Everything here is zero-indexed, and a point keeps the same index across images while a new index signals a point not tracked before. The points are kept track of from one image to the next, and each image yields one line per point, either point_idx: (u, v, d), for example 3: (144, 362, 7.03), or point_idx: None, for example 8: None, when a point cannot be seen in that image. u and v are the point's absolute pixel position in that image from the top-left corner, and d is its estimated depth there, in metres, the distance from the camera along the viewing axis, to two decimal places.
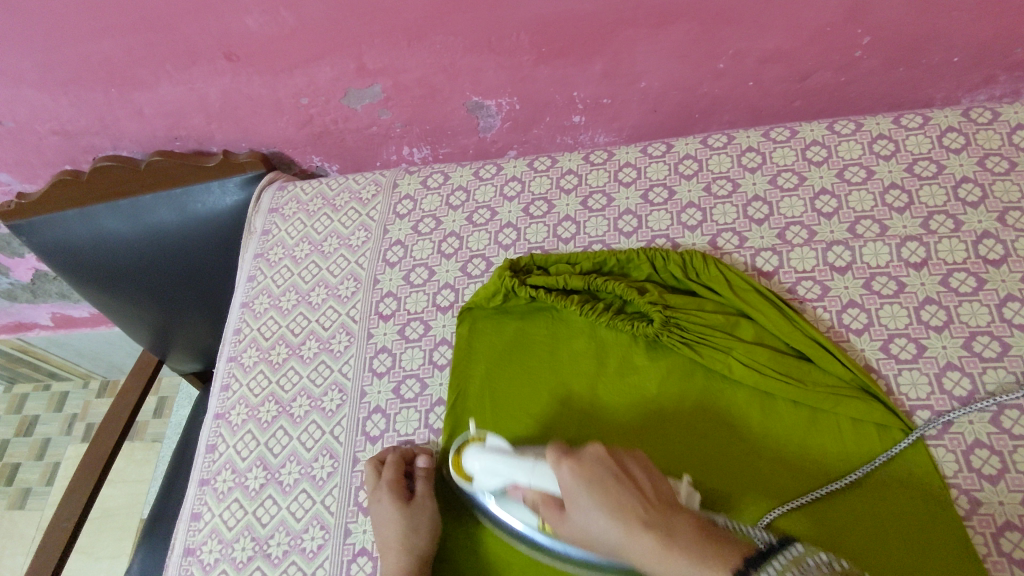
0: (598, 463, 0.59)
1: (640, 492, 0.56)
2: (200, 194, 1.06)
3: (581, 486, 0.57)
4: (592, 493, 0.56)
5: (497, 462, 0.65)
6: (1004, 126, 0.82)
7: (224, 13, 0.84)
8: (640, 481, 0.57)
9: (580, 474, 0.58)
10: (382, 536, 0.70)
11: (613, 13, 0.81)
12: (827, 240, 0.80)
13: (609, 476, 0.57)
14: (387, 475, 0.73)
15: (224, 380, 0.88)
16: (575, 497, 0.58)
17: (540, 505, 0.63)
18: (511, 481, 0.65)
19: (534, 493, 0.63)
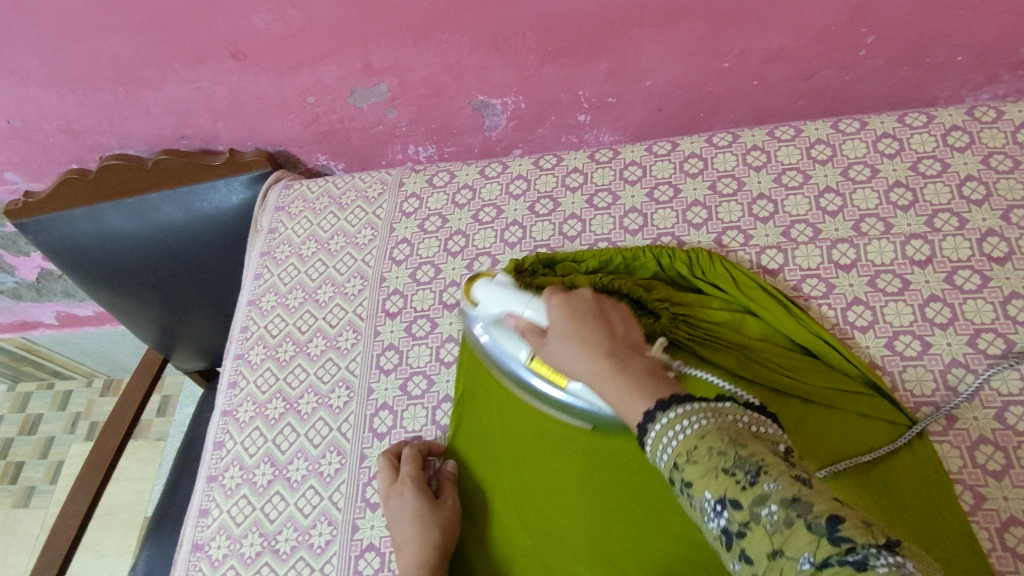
0: (584, 304, 0.63)
1: (612, 331, 0.60)
2: (206, 192, 1.06)
3: (559, 313, 0.62)
4: (567, 320, 0.61)
5: (503, 294, 0.70)
6: (1008, 125, 0.82)
7: (232, 12, 0.84)
8: (616, 322, 0.62)
9: (564, 305, 0.63)
10: (403, 535, 0.70)
11: (618, 12, 0.82)
12: (832, 238, 0.80)
13: (590, 310, 0.62)
14: (409, 472, 0.72)
15: (231, 378, 0.89)
16: (552, 323, 0.63)
17: (524, 333, 0.67)
18: (509, 310, 0.69)
19: (524, 322, 0.67)
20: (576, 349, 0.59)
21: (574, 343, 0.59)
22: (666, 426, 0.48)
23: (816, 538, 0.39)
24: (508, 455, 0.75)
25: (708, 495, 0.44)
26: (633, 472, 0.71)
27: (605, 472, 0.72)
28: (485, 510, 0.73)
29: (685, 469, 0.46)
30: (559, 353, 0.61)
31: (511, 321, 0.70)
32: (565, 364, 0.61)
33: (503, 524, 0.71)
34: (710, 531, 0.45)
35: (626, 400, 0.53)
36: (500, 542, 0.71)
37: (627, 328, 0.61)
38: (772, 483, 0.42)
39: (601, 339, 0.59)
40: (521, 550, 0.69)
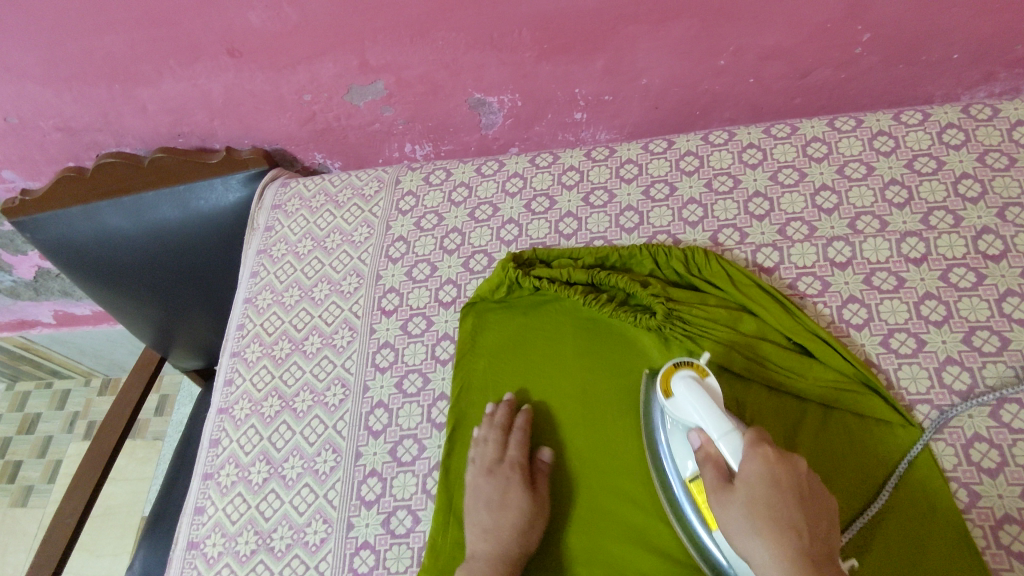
0: (792, 479, 0.54)
1: (808, 524, 0.53)
2: (203, 189, 1.05)
3: (760, 475, 0.55)
4: (767, 491, 0.54)
5: (705, 408, 0.61)
6: (1003, 123, 0.82)
7: (227, 9, 0.84)
8: (818, 517, 0.54)
9: (770, 470, 0.55)
10: (484, 520, 0.69)
11: (615, 9, 0.82)
12: (828, 236, 0.80)
13: (794, 489, 0.54)
14: (516, 457, 0.71)
15: (227, 375, 0.89)
16: (746, 482, 0.55)
17: (704, 462, 0.60)
18: (697, 424, 0.62)
19: (708, 450, 0.60)
20: (762, 535, 0.53)
21: (761, 523, 0.53)
22: None
23: None
24: None
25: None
26: (628, 470, 0.71)
27: (599, 469, 0.72)
28: None
29: None
30: (734, 519, 0.55)
31: (694, 437, 0.62)
32: (734, 537, 0.55)
33: None
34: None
35: None
36: None
37: (827, 530, 0.54)
38: None
39: (794, 537, 0.52)
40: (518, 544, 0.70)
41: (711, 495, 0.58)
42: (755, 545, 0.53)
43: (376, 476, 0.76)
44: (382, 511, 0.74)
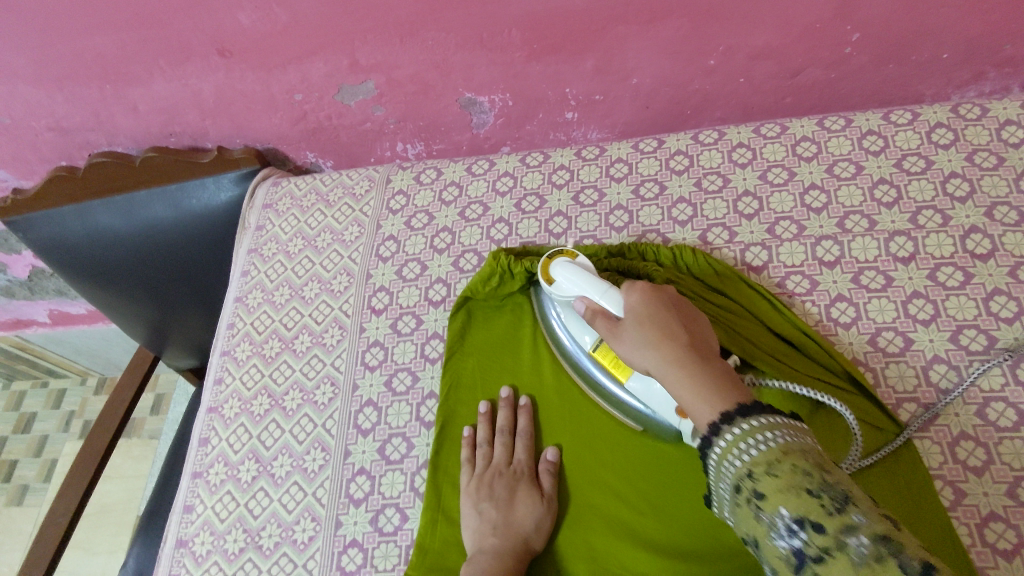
0: (664, 297, 0.63)
1: (689, 329, 0.60)
2: (195, 189, 1.06)
3: (638, 303, 0.62)
4: (643, 309, 0.62)
5: (583, 277, 0.70)
6: (992, 122, 0.82)
7: (218, 9, 0.84)
8: (694, 329, 0.61)
9: (645, 298, 0.62)
10: (493, 516, 0.68)
11: (604, 9, 0.82)
12: (816, 235, 0.80)
13: (668, 308, 0.62)
14: (523, 461, 0.72)
15: (217, 374, 0.89)
16: (628, 312, 0.62)
17: (593, 318, 0.67)
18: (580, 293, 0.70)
19: (593, 306, 0.67)
20: (651, 342, 0.59)
21: (649, 335, 0.59)
22: (741, 434, 0.48)
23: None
24: None
25: (782, 512, 0.43)
26: (614, 465, 0.71)
27: (585, 464, 0.72)
28: None
29: (762, 481, 0.45)
30: (630, 342, 0.61)
31: (580, 304, 0.69)
32: (634, 358, 0.61)
33: None
34: (775, 550, 0.44)
35: (696, 398, 0.54)
36: None
37: (706, 337, 0.61)
38: (861, 515, 0.42)
39: (677, 337, 0.58)
40: None
41: (610, 338, 0.64)
42: (647, 352, 0.59)
43: (364, 474, 0.76)
44: (371, 509, 0.74)
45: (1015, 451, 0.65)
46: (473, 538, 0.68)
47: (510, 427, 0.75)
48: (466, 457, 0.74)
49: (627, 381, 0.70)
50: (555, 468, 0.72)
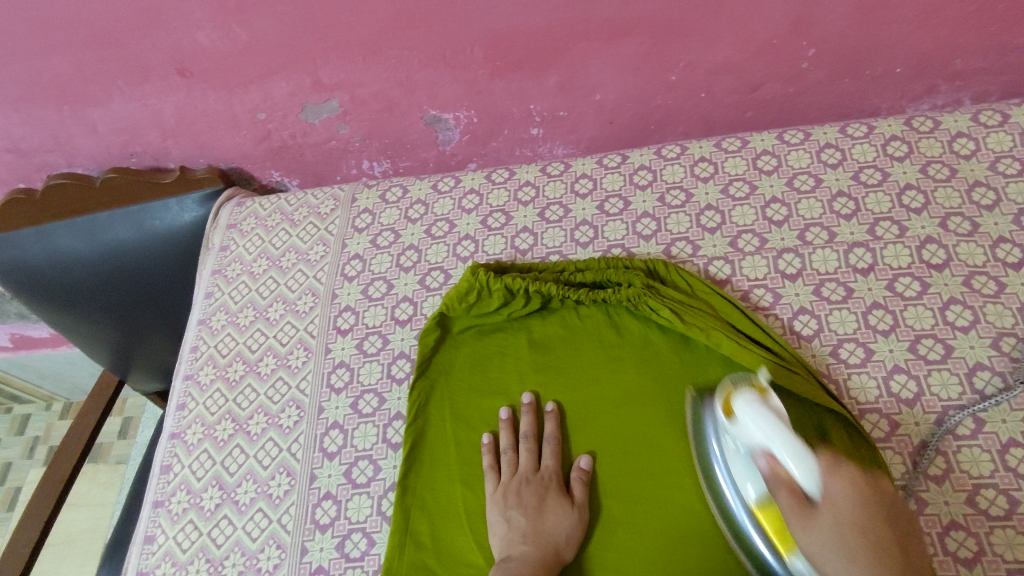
0: (870, 497, 0.57)
1: (895, 541, 0.55)
2: (156, 210, 1.04)
3: (845, 496, 0.57)
4: (853, 512, 0.56)
5: (770, 426, 0.60)
6: (944, 135, 0.84)
7: (175, 29, 0.83)
8: (909, 536, 0.57)
9: (856, 493, 0.57)
10: (521, 522, 0.68)
11: (565, 27, 0.82)
12: (778, 248, 0.81)
13: (879, 514, 0.56)
14: (550, 467, 0.72)
15: (179, 399, 0.87)
16: (832, 502, 0.57)
17: (774, 484, 0.59)
18: (761, 444, 0.60)
19: (780, 472, 0.59)
20: (847, 557, 0.54)
21: (854, 548, 0.54)
22: None
23: None
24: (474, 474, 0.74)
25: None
26: (649, 475, 0.70)
27: (611, 472, 0.71)
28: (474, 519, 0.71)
29: None
30: (819, 545, 0.55)
31: (762, 462, 0.60)
32: (817, 552, 0.56)
33: None
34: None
35: None
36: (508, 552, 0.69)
37: (914, 540, 0.57)
38: None
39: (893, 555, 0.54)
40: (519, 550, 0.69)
41: (792, 519, 0.57)
42: (843, 561, 0.54)
43: (330, 499, 0.75)
44: (337, 534, 0.73)
45: (973, 459, 0.66)
46: (501, 546, 0.67)
47: (533, 433, 0.74)
48: (489, 464, 0.74)
49: (789, 558, 0.60)
50: (588, 476, 0.71)
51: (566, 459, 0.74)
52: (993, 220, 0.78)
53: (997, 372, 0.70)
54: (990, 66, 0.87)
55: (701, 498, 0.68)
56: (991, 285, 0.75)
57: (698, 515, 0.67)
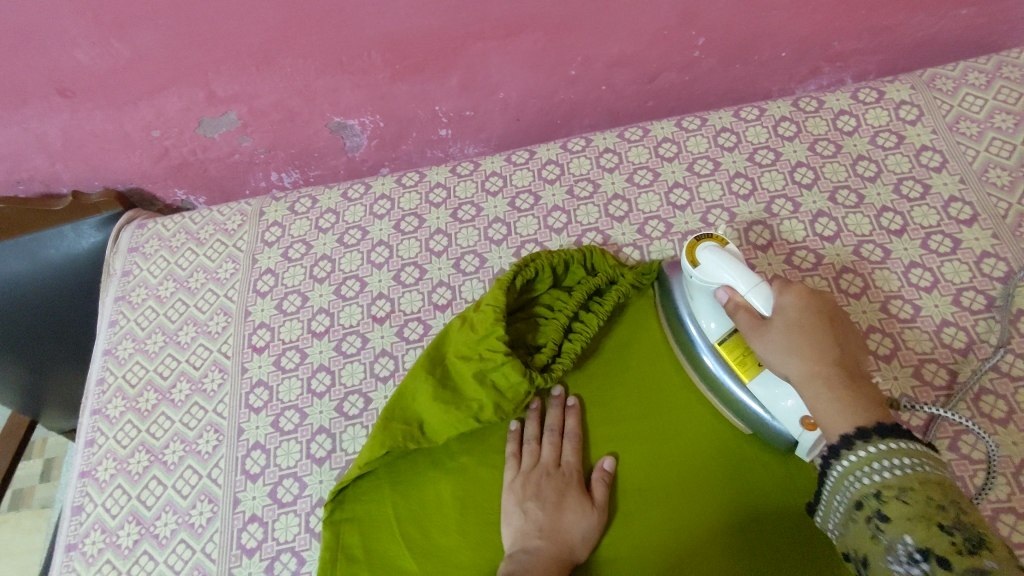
0: (817, 301, 0.60)
1: (843, 347, 0.58)
2: (51, 238, 0.98)
3: (794, 305, 0.59)
4: (799, 316, 0.59)
5: (732, 264, 0.63)
6: (828, 113, 0.90)
7: (49, 48, 0.79)
8: (848, 336, 0.60)
9: (801, 301, 0.60)
10: (538, 517, 0.67)
11: (460, 28, 0.83)
12: (682, 231, 0.84)
13: (826, 316, 0.59)
14: (572, 463, 0.70)
15: (87, 436, 0.82)
16: (779, 311, 0.59)
17: (735, 311, 0.63)
18: (722, 281, 0.64)
19: (738, 299, 0.63)
20: (796, 349, 0.57)
21: (799, 343, 0.57)
22: (866, 456, 0.51)
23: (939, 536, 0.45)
24: (404, 479, 0.73)
25: (907, 536, 0.46)
26: (647, 467, 0.70)
27: (631, 468, 0.70)
28: (401, 524, 0.70)
29: (892, 502, 0.48)
30: (771, 347, 0.59)
31: (722, 294, 0.64)
32: (770, 360, 0.59)
33: (442, 529, 0.69)
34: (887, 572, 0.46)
35: (832, 410, 0.54)
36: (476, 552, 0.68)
37: (856, 349, 0.60)
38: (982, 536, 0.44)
39: (832, 353, 0.57)
40: (448, 547, 0.68)
41: (750, 334, 0.61)
42: (791, 361, 0.57)
43: (257, 521, 0.73)
44: (265, 557, 0.71)
45: None
46: (515, 538, 0.66)
47: (559, 427, 0.73)
48: (513, 451, 0.73)
49: (752, 380, 0.66)
50: (611, 477, 0.69)
51: (588, 456, 0.72)
52: (876, 191, 0.83)
53: (887, 333, 0.74)
54: (865, 46, 0.92)
55: (635, 477, 0.70)
56: (878, 252, 0.79)
57: (622, 495, 0.69)
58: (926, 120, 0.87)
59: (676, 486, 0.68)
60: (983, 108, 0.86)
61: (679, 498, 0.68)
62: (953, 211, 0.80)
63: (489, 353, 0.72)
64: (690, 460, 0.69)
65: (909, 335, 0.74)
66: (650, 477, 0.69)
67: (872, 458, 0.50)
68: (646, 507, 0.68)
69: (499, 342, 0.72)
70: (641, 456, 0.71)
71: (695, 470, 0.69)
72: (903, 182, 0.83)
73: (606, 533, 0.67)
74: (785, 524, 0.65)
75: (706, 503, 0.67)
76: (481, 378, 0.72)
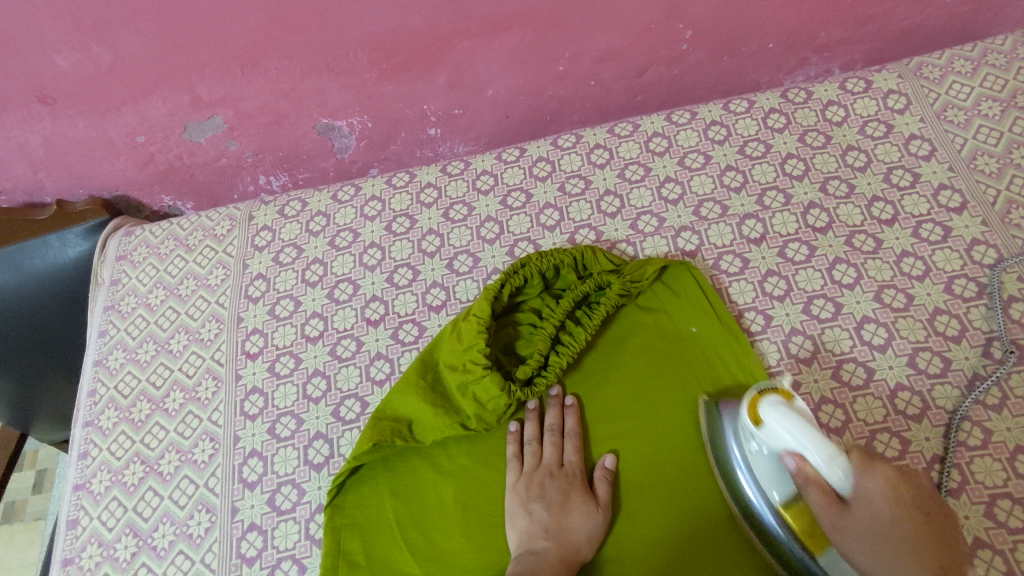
0: (899, 479, 0.58)
1: (938, 542, 0.56)
2: (36, 248, 0.97)
3: (882, 497, 0.57)
4: (888, 507, 0.57)
5: (800, 430, 0.58)
6: (817, 104, 0.90)
7: (28, 55, 0.77)
8: (942, 529, 0.57)
9: (889, 489, 0.57)
10: (543, 518, 0.67)
11: (446, 25, 0.82)
12: (676, 226, 0.84)
13: (916, 511, 0.57)
14: (574, 463, 0.70)
15: (80, 448, 0.81)
16: (865, 500, 0.57)
17: (805, 485, 0.58)
18: (792, 448, 0.58)
19: (808, 471, 0.58)
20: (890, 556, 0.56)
21: (894, 551, 0.56)
22: None
23: None
24: (404, 483, 0.72)
25: None
26: (649, 465, 0.70)
27: (632, 466, 0.70)
28: (402, 528, 0.70)
29: None
30: (862, 548, 0.56)
31: (790, 461, 0.59)
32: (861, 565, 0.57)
33: (446, 532, 0.69)
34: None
35: None
36: (480, 554, 0.68)
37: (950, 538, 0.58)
38: None
39: (930, 555, 0.55)
40: (451, 550, 0.68)
41: (829, 522, 0.58)
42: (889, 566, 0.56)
43: (256, 530, 0.72)
44: (266, 566, 0.70)
45: (868, 407, 0.70)
46: (520, 540, 0.66)
47: (559, 427, 0.73)
48: (514, 453, 0.72)
49: (821, 557, 0.60)
50: (613, 475, 0.69)
51: (590, 455, 0.72)
52: (867, 180, 0.84)
53: (881, 323, 0.74)
54: (851, 36, 0.92)
55: (639, 473, 0.70)
56: (870, 242, 0.80)
57: (624, 493, 0.69)
58: (915, 108, 0.87)
59: (677, 484, 0.68)
60: (970, 95, 0.86)
61: (682, 494, 0.68)
62: (943, 199, 0.81)
63: (471, 366, 0.73)
64: (690, 456, 0.70)
65: (903, 325, 0.74)
66: (652, 474, 0.69)
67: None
68: (648, 504, 0.68)
69: (479, 355, 0.72)
70: (642, 453, 0.71)
71: (697, 466, 0.69)
72: (894, 171, 0.84)
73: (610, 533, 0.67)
74: None
75: (707, 499, 0.67)
76: (462, 389, 0.73)
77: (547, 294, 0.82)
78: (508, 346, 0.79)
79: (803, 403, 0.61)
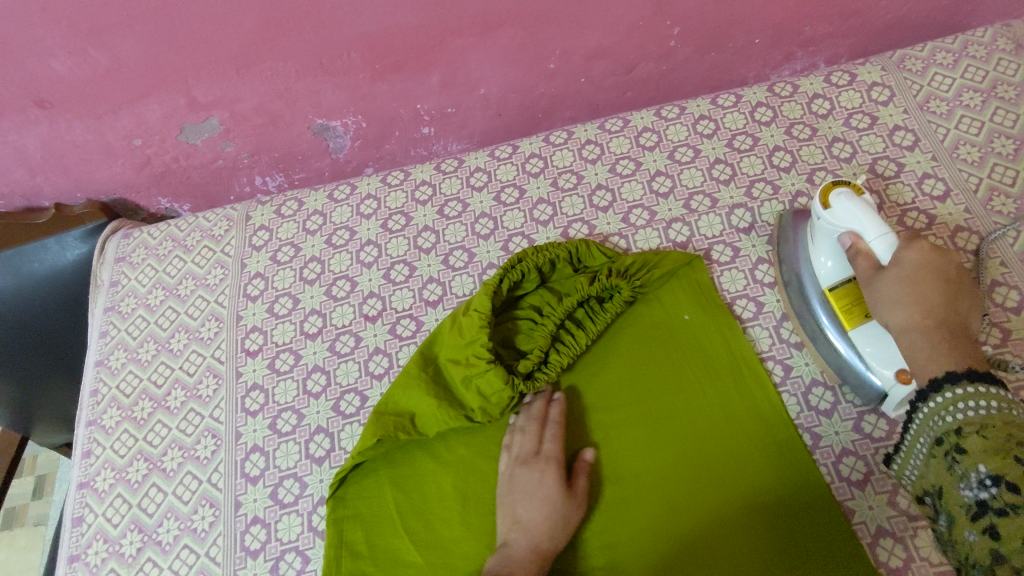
0: (943, 258, 0.62)
1: (955, 305, 0.60)
2: (34, 251, 0.99)
3: (913, 260, 0.61)
4: (915, 268, 0.61)
5: (865, 214, 0.66)
6: (803, 97, 0.92)
7: (25, 60, 0.78)
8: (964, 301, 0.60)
9: (924, 260, 0.61)
10: (516, 509, 0.68)
11: (437, 25, 0.83)
12: (667, 218, 0.86)
13: (944, 279, 0.61)
14: (553, 451, 0.71)
15: (84, 448, 0.82)
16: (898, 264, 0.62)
17: (855, 258, 0.67)
18: (852, 226, 0.67)
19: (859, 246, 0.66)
20: (902, 302, 0.60)
21: (905, 295, 0.60)
22: (946, 400, 0.53)
23: (1006, 463, 0.48)
24: (404, 475, 0.74)
25: (980, 468, 0.49)
26: (642, 452, 0.71)
27: (626, 454, 0.72)
28: (402, 518, 0.71)
29: (969, 437, 0.51)
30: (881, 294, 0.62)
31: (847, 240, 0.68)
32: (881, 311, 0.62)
33: (445, 522, 0.70)
34: (961, 498, 0.50)
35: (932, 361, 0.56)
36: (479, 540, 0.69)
37: (969, 313, 0.60)
38: None
39: (938, 306, 0.59)
40: (451, 539, 0.70)
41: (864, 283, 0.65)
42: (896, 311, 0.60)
43: (259, 523, 0.74)
44: (270, 558, 0.72)
45: None
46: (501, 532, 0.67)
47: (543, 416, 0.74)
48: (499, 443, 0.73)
49: (853, 329, 0.69)
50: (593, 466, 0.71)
51: (584, 444, 0.73)
52: (852, 170, 0.85)
53: None
54: (836, 30, 0.94)
55: (634, 460, 0.71)
56: None
57: (618, 482, 0.70)
58: (898, 100, 0.89)
59: (673, 471, 0.70)
60: (952, 86, 0.88)
61: (676, 481, 0.69)
62: (927, 188, 0.82)
63: (475, 360, 0.74)
64: (685, 442, 0.71)
65: None
66: (646, 462, 0.71)
67: (954, 399, 0.53)
68: (642, 491, 0.69)
69: (483, 349, 0.74)
70: (636, 441, 0.72)
71: (691, 452, 0.70)
72: (878, 162, 0.85)
73: (605, 522, 0.69)
74: (780, 502, 0.67)
75: (703, 485, 0.69)
76: (466, 382, 0.75)
77: (544, 289, 0.83)
78: (507, 340, 0.80)
79: (871, 195, 0.69)
